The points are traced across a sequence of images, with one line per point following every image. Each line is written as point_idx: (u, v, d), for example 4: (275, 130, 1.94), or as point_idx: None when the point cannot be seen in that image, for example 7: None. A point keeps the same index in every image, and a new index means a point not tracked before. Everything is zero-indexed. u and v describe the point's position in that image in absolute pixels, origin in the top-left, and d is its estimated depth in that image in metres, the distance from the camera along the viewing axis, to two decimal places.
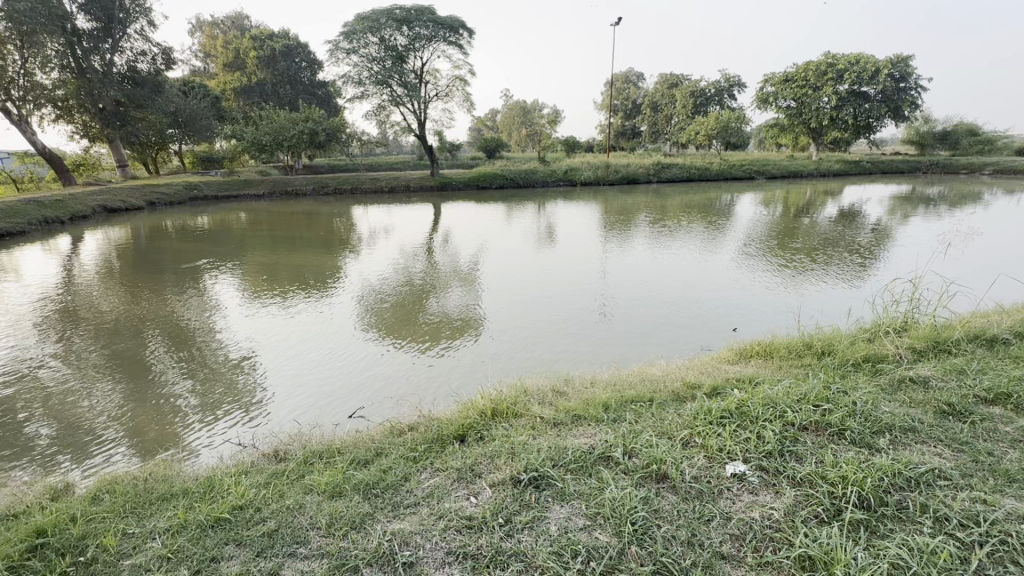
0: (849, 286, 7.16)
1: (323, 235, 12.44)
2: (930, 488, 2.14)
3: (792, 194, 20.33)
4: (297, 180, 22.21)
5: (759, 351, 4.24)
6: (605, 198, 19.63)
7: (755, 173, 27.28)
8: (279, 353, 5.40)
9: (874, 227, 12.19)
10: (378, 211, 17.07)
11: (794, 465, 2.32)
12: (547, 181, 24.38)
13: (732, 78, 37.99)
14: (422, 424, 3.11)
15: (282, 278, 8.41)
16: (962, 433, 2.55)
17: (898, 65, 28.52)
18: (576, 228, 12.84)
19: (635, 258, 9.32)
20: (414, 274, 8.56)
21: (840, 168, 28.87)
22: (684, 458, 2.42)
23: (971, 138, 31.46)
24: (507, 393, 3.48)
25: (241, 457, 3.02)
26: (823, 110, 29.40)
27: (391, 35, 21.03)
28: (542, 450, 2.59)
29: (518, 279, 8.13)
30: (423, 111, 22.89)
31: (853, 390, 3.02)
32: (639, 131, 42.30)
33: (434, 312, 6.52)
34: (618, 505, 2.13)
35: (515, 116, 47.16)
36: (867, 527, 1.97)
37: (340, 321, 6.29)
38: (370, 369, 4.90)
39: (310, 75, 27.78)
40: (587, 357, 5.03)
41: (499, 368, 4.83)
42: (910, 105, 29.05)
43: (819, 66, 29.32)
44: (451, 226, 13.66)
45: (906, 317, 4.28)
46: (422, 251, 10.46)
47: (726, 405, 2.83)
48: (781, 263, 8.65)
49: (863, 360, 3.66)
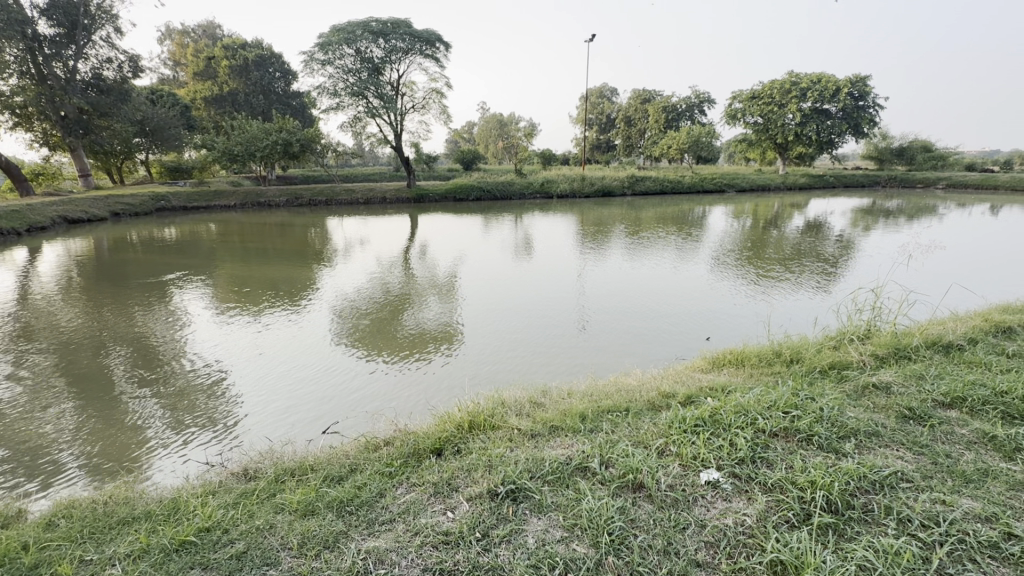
0: (815, 295, 7.40)
1: (296, 246, 12.23)
2: (894, 490, 2.21)
3: (761, 206, 20.98)
4: (270, 191, 21.83)
5: (731, 360, 4.33)
6: (581, 210, 19.90)
7: (725, 186, 28.12)
8: (251, 367, 5.27)
9: (838, 238, 12.67)
10: (353, 222, 16.92)
11: (765, 471, 2.37)
12: (523, 193, 24.62)
13: (701, 95, 39.25)
14: (398, 438, 3.05)
15: (255, 290, 8.24)
16: (921, 436, 2.66)
17: (857, 84, 29.94)
18: (553, 239, 12.96)
19: (611, 269, 9.46)
20: (391, 286, 8.48)
21: (805, 181, 30.02)
22: (659, 467, 2.44)
23: (925, 154, 33.16)
24: (485, 405, 3.45)
25: (207, 477, 2.91)
26: (788, 126, 30.60)
27: (367, 47, 21.03)
28: (520, 462, 2.57)
29: (496, 290, 8.13)
30: (399, 123, 22.89)
31: (820, 396, 3.11)
32: (614, 145, 43.20)
33: (412, 324, 6.45)
34: (595, 515, 2.13)
35: (492, 129, 47.62)
36: (835, 530, 2.01)
37: (314, 334, 6.18)
38: (346, 382, 4.83)
39: (284, 86, 27.51)
40: (565, 368, 5.04)
41: (476, 379, 4.81)
42: (868, 123, 30.51)
43: (783, 84, 30.66)
44: (427, 237, 13.60)
45: (868, 325, 4.45)
46: (398, 263, 10.38)
47: (699, 413, 2.87)
48: (751, 273, 8.89)
49: (829, 367, 3.78)
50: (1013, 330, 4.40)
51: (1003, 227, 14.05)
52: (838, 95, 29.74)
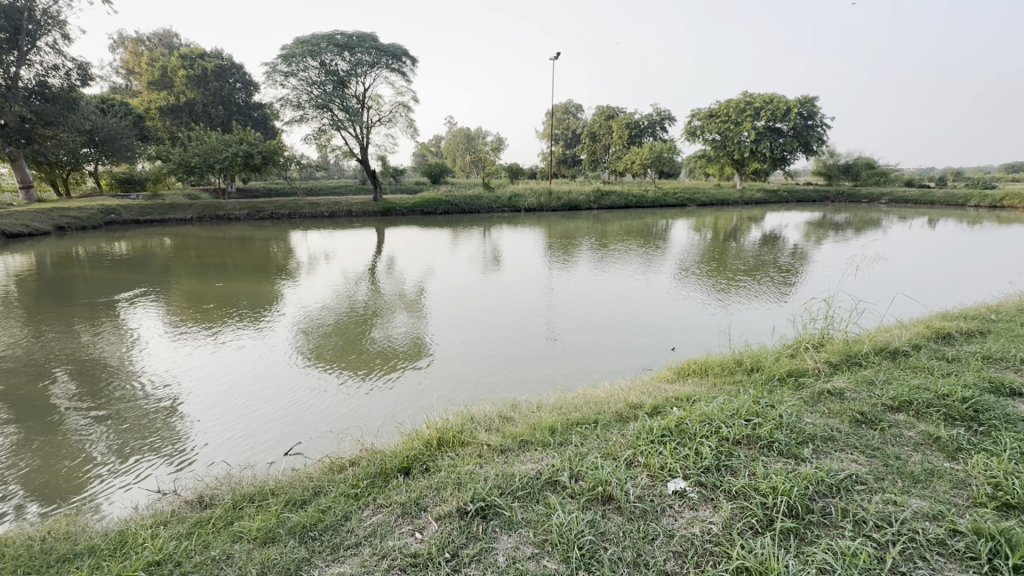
0: (773, 305, 7.70)
1: (257, 261, 11.87)
2: (849, 492, 2.30)
3: (720, 220, 21.78)
4: (230, 204, 21.16)
5: (695, 369, 4.44)
6: (549, 224, 20.14)
7: (687, 201, 29.07)
8: (209, 387, 5.04)
9: (793, 250, 13.24)
10: (318, 236, 16.58)
11: (730, 479, 2.42)
12: (491, 207, 24.75)
13: (663, 112, 40.63)
14: (364, 458, 2.97)
15: (213, 307, 7.93)
16: (874, 440, 2.78)
17: (806, 104, 31.66)
18: (521, 253, 13.06)
19: (579, 282, 9.58)
20: (357, 300, 8.33)
21: (761, 197, 31.37)
22: (628, 478, 2.46)
23: (869, 171, 35.25)
24: (453, 421, 3.40)
25: (159, 507, 2.74)
26: (744, 144, 32.01)
27: (332, 60, 20.87)
28: (489, 478, 2.54)
29: (464, 304, 8.11)
30: (365, 136, 22.70)
31: (779, 403, 3.22)
32: (580, 160, 44.08)
33: (379, 340, 6.31)
34: (564, 529, 2.12)
35: (460, 143, 47.91)
36: (797, 535, 2.06)
37: (277, 352, 5.98)
38: (309, 401, 4.68)
39: (245, 97, 26.86)
40: (534, 381, 5.03)
41: (445, 395, 4.74)
42: (817, 141, 32.27)
43: (738, 104, 32.10)
44: (395, 251, 13.43)
45: (822, 334, 4.65)
46: (365, 277, 10.21)
47: (665, 423, 2.93)
48: (712, 284, 9.18)
49: (787, 375, 3.92)
50: (951, 336, 4.70)
51: (940, 239, 15.06)
52: (789, 115, 31.39)
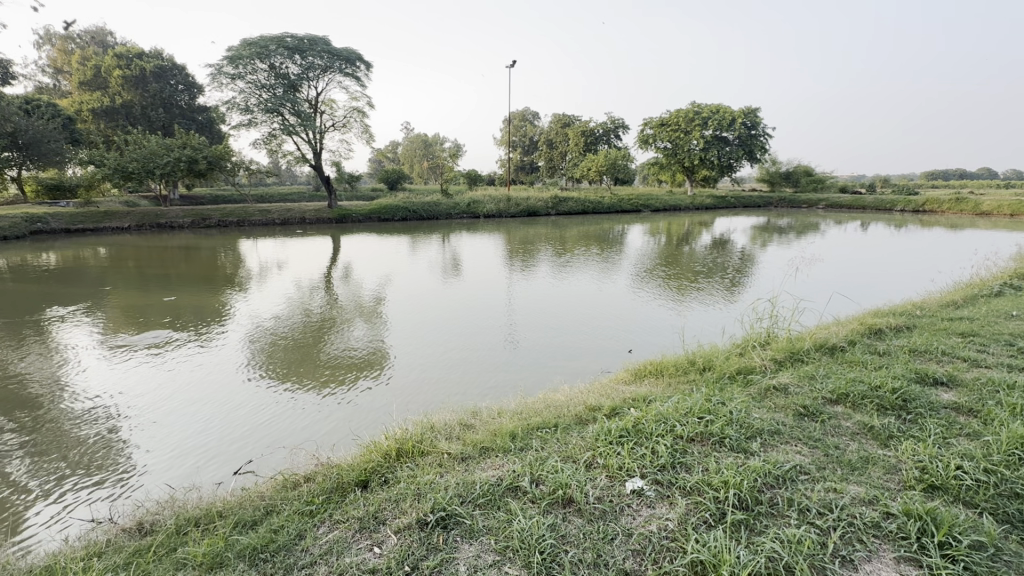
0: (723, 306, 8.02)
1: (204, 271, 11.34)
2: (794, 483, 2.41)
3: (674, 224, 22.55)
4: (172, 211, 20.09)
5: (651, 370, 4.57)
6: (509, 230, 20.22)
7: (641, 207, 29.91)
8: (152, 406, 4.74)
9: (740, 253, 13.85)
10: (269, 244, 15.97)
11: (684, 476, 2.49)
12: (450, 213, 24.60)
13: (617, 121, 41.76)
14: (320, 473, 2.86)
15: (155, 320, 7.51)
16: (815, 431, 2.94)
17: (749, 115, 33.42)
18: (481, 259, 13.03)
19: (539, 287, 9.66)
20: (312, 310, 8.07)
21: (710, 203, 32.69)
22: (587, 480, 2.50)
23: (807, 177, 37.43)
24: (413, 430, 3.34)
25: (93, 537, 2.54)
26: (693, 151, 33.31)
27: (282, 63, 20.27)
28: (450, 488, 2.51)
29: (424, 311, 8.02)
30: (318, 141, 22.12)
31: (729, 400, 3.36)
32: (537, 166, 44.55)
33: (336, 350, 6.12)
34: (526, 534, 2.12)
35: (416, 150, 47.42)
36: (747, 526, 2.15)
37: (226, 366, 5.71)
38: (258, 417, 4.47)
39: (188, 99, 25.60)
40: (493, 387, 5.02)
41: (404, 405, 4.65)
42: (760, 150, 34.04)
43: (687, 113, 33.44)
44: (351, 259, 13.12)
45: (768, 332, 4.90)
46: (320, 286, 9.91)
47: (623, 424, 2.99)
48: (667, 287, 9.50)
49: (737, 373, 4.10)
50: (882, 331, 5.03)
51: (871, 241, 16.14)
52: (734, 125, 32.97)
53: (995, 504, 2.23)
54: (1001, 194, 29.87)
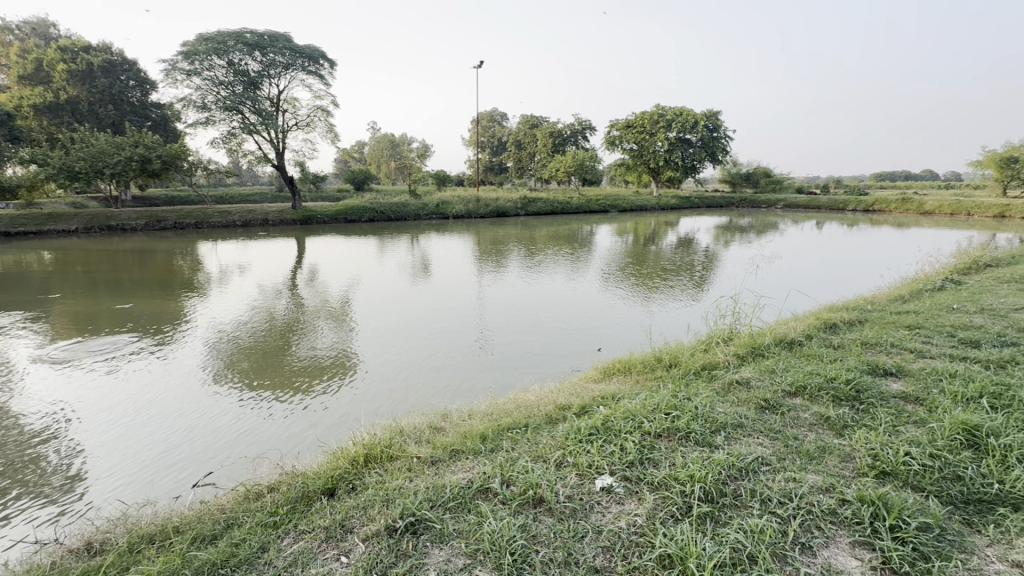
0: (687, 304, 8.22)
1: (159, 275, 10.87)
2: (756, 474, 2.49)
3: (640, 224, 22.95)
4: (124, 213, 19.16)
5: (620, 368, 4.64)
6: (478, 230, 20.21)
7: (609, 208, 30.37)
8: (104, 418, 4.51)
9: (705, 252, 14.23)
10: (229, 247, 15.46)
11: (652, 471, 2.54)
12: (418, 214, 24.37)
13: (584, 122, 42.33)
14: (284, 483, 2.78)
15: (106, 327, 7.16)
16: (775, 423, 3.05)
17: (711, 118, 34.46)
18: (451, 260, 12.98)
19: (509, 288, 9.67)
20: (276, 314, 7.84)
21: (675, 203, 33.50)
22: (558, 480, 2.52)
23: (766, 179, 38.88)
24: (381, 435, 3.28)
25: (36, 560, 2.39)
26: (658, 153, 34.08)
27: (241, 59, 19.61)
28: (420, 492, 2.48)
29: (393, 314, 7.91)
30: (281, 141, 21.51)
31: (694, 395, 3.45)
32: (506, 167, 44.64)
33: (302, 355, 5.97)
34: (496, 536, 2.12)
35: (383, 149, 46.74)
36: (712, 518, 2.20)
37: (184, 374, 5.48)
38: (218, 427, 4.31)
39: (140, 96, 24.44)
40: (463, 390, 4.98)
41: (372, 410, 4.55)
42: (721, 152, 35.12)
43: (652, 116, 34.20)
44: (316, 261, 12.81)
45: (730, 329, 5.07)
46: (284, 289, 9.64)
47: (592, 422, 3.03)
48: (635, 286, 9.66)
49: (701, 368, 4.20)
50: (837, 325, 5.27)
51: (826, 240, 16.88)
52: (696, 127, 33.91)
53: (940, 486, 2.37)
54: (942, 194, 31.84)
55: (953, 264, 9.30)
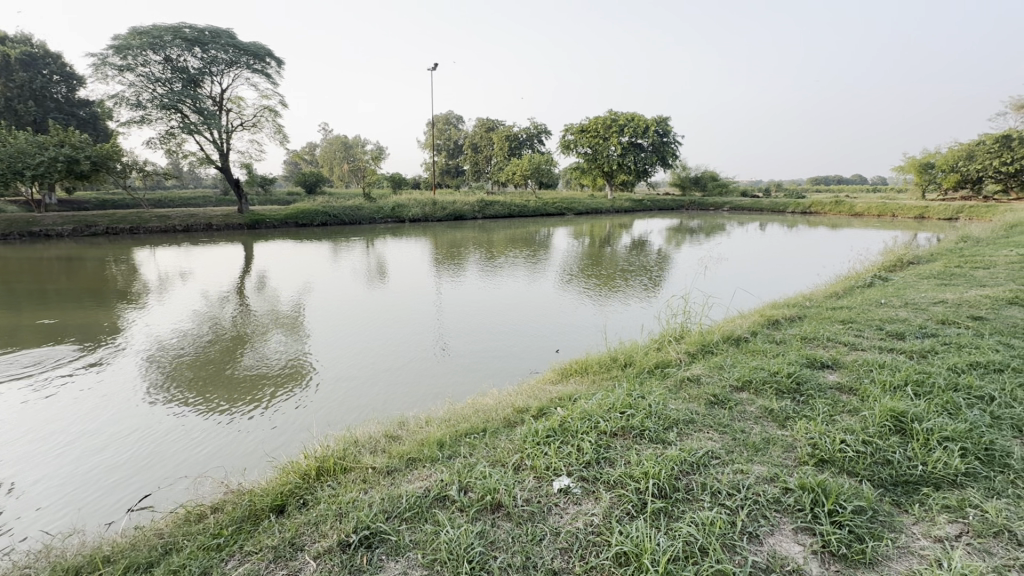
0: (641, 304, 8.46)
1: (89, 285, 10.11)
2: (707, 467, 2.59)
3: (596, 227, 23.41)
4: (48, 218, 17.71)
5: (577, 369, 4.71)
6: (435, 234, 20.04)
7: (565, 210, 30.81)
8: (30, 441, 4.15)
9: (657, 253, 14.71)
10: (169, 253, 14.59)
11: (608, 470, 2.59)
12: (373, 218, 23.87)
13: (540, 126, 42.89)
14: (229, 502, 2.64)
15: (26, 341, 6.60)
16: (724, 418, 3.18)
17: (661, 124, 35.72)
18: (408, 264, 12.81)
19: (467, 291, 9.67)
20: (223, 322, 7.47)
21: (629, 206, 34.42)
22: (516, 483, 2.52)
23: (713, 183, 40.68)
24: (335, 446, 3.18)
25: None
26: (612, 157, 35.00)
27: (180, 56, 18.63)
28: (375, 504, 2.42)
29: (349, 320, 7.71)
30: (225, 141, 20.55)
31: (648, 394, 3.55)
32: (463, 170, 44.49)
33: (252, 366, 5.70)
34: (454, 544, 2.10)
35: (335, 151, 45.54)
36: (666, 513, 2.26)
37: (118, 390, 5.13)
38: (154, 445, 4.06)
39: (66, 92, 22.77)
40: (421, 396, 4.92)
41: (326, 421, 4.41)
42: (672, 156, 36.47)
43: (605, 121, 35.07)
44: (266, 267, 12.28)
45: (681, 327, 5.25)
46: (230, 297, 9.18)
47: (550, 424, 3.06)
48: (592, 287, 9.85)
49: (655, 367, 4.33)
50: (779, 322, 5.57)
51: (768, 240, 17.84)
52: (647, 132, 35.09)
53: (872, 471, 2.53)
54: (870, 197, 34.37)
55: (880, 262, 10.04)
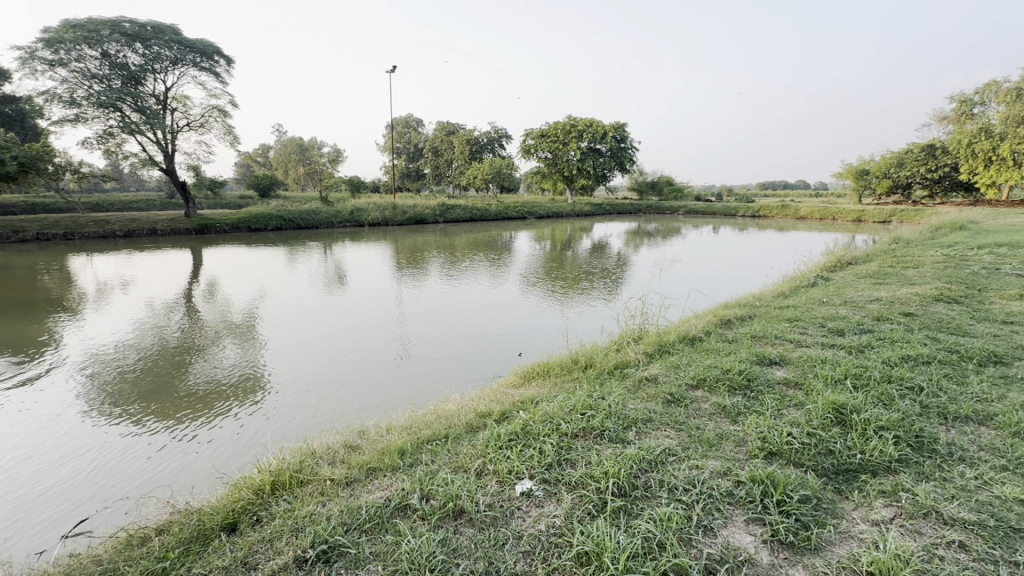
0: (603, 306, 8.61)
1: (17, 295, 9.36)
2: (664, 465, 2.66)
3: (557, 231, 23.74)
4: None
5: (539, 371, 4.75)
6: (395, 238, 19.74)
7: (527, 214, 31.04)
8: None
9: (617, 256, 15.05)
10: (109, 260, 13.71)
11: (569, 471, 2.62)
12: (331, 222, 23.27)
13: (500, 131, 43.12)
14: (176, 523, 2.49)
15: None
16: (680, 415, 3.28)
17: (619, 130, 36.62)
18: (368, 269, 12.57)
19: (429, 295, 9.57)
20: (169, 333, 7.09)
21: (589, 210, 35.06)
22: (478, 489, 2.51)
23: (669, 187, 42.03)
24: (291, 459, 3.07)
25: None
26: (571, 162, 35.58)
27: (119, 51, 17.62)
28: (333, 517, 2.35)
29: (305, 326, 7.49)
30: (170, 142, 19.56)
31: (608, 394, 3.61)
32: (424, 174, 44.09)
33: (202, 378, 5.44)
34: (415, 554, 2.07)
35: (290, 153, 44.22)
36: (626, 511, 2.31)
37: (50, 408, 4.76)
38: (89, 466, 3.79)
39: None
40: (381, 404, 4.82)
41: (281, 433, 4.25)
42: (629, 161, 37.43)
43: (564, 126, 35.65)
44: (216, 274, 11.78)
45: (640, 328, 5.39)
46: (176, 306, 8.71)
47: (512, 428, 3.07)
48: (553, 290, 9.96)
49: (614, 368, 4.41)
50: (731, 321, 5.80)
51: (721, 243, 18.58)
52: (606, 138, 35.87)
53: (815, 461, 2.68)
54: (813, 201, 36.32)
55: (822, 263, 10.63)
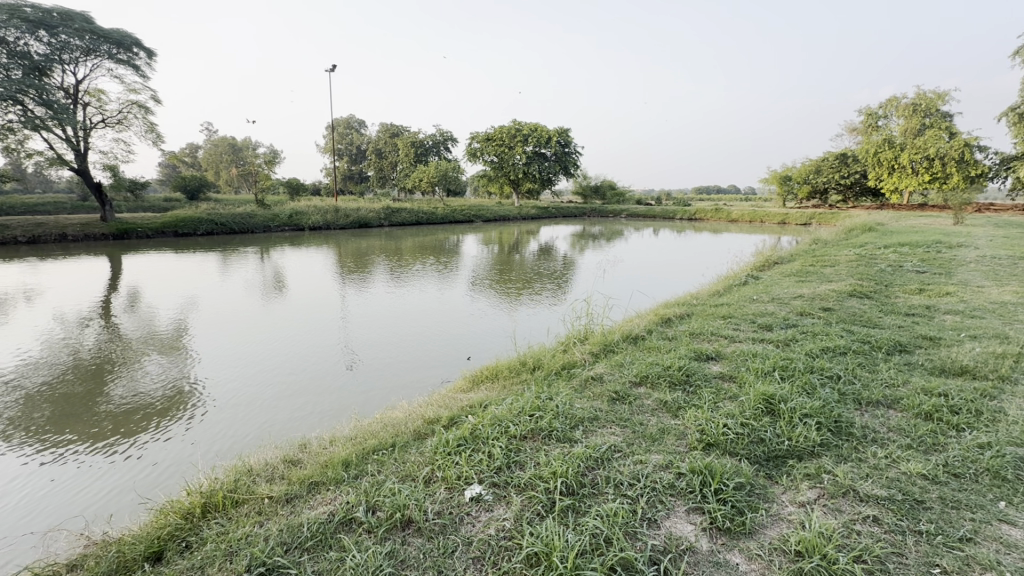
0: (551, 308, 8.75)
1: None
2: (610, 461, 2.73)
3: (504, 233, 23.85)
4: None
5: (487, 375, 4.76)
6: (338, 242, 19.09)
7: (473, 217, 31.00)
8: None
9: (562, 258, 15.33)
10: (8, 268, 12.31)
11: (518, 474, 2.62)
12: (268, 225, 22.17)
13: (445, 134, 42.87)
14: (92, 555, 2.28)
15: None
16: (624, 413, 3.38)
17: (563, 135, 37.40)
18: (309, 274, 12.09)
19: (375, 300, 9.34)
20: (81, 348, 6.47)
21: (535, 212, 35.50)
22: (426, 497, 2.47)
23: (612, 191, 43.38)
24: (225, 477, 2.88)
25: None
26: (517, 165, 35.92)
27: (19, 38, 15.97)
28: (271, 536, 2.23)
29: (241, 336, 7.08)
30: (82, 140, 17.94)
31: (556, 395, 3.67)
32: (367, 176, 42.98)
33: (122, 395, 5.01)
34: (360, 569, 2.00)
35: (222, 153, 41.80)
36: (574, 509, 2.35)
37: None
38: None
39: None
40: (325, 415, 4.63)
41: (215, 451, 3.99)
42: (573, 166, 38.30)
43: (509, 130, 35.95)
44: (138, 282, 10.89)
45: (586, 329, 5.52)
46: (90, 318, 7.96)
47: (460, 433, 3.04)
48: (500, 293, 10.01)
49: (561, 369, 4.49)
50: (671, 319, 6.06)
51: (660, 245, 19.42)
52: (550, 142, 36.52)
53: (748, 449, 2.84)
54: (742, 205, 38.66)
55: (752, 263, 11.35)
